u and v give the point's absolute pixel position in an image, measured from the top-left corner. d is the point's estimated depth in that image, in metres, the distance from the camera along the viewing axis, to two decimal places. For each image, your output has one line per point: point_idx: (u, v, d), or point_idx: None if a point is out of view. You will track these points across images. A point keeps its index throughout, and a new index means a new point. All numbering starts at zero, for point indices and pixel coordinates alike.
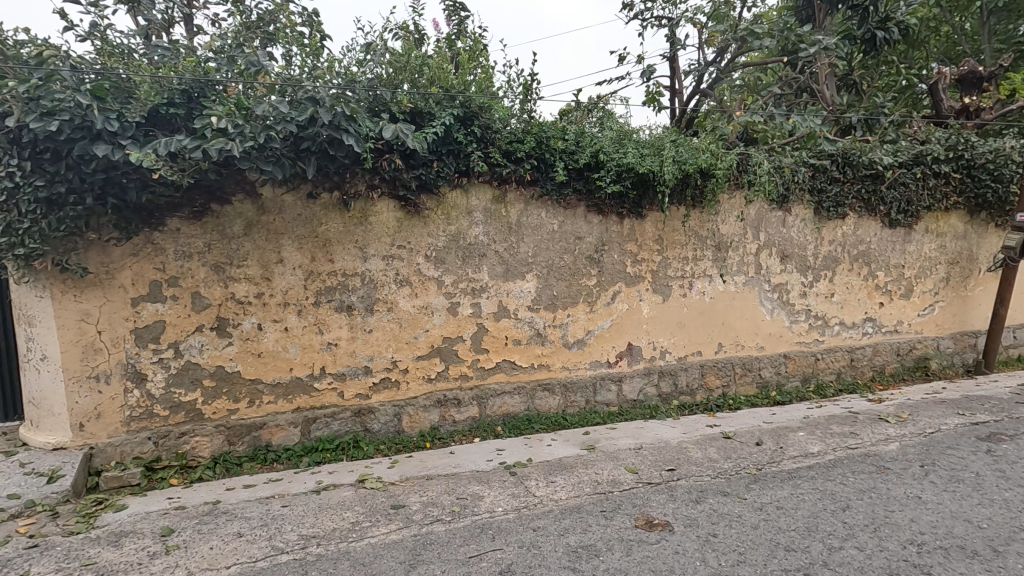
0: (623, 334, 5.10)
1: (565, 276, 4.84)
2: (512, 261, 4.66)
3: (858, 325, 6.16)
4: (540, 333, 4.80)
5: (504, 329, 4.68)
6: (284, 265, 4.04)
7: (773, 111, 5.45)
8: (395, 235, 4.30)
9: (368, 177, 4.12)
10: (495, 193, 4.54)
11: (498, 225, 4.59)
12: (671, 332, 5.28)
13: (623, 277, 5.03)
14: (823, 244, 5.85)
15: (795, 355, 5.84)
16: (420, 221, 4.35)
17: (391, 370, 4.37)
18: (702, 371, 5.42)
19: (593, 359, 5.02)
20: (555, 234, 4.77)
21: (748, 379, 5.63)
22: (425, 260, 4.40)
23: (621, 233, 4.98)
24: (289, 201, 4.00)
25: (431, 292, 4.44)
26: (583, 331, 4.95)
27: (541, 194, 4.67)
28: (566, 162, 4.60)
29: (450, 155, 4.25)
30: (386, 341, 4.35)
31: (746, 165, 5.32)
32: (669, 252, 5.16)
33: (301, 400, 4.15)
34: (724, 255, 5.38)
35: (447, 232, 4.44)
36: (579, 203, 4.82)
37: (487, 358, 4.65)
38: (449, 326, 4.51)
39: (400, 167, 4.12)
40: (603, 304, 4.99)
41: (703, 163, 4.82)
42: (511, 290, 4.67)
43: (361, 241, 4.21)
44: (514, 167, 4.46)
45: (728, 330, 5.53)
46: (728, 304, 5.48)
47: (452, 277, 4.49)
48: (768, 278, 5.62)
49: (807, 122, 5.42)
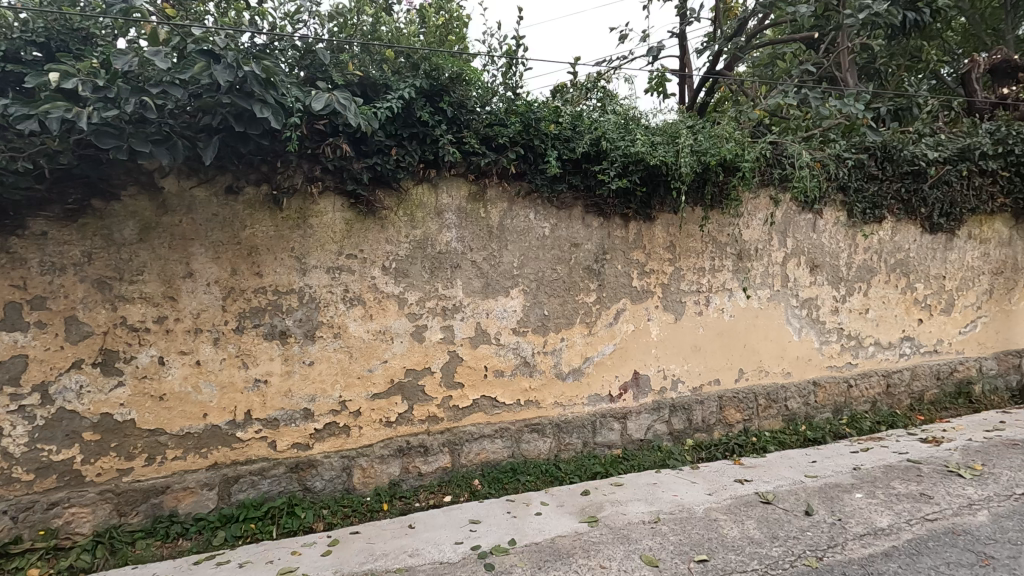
0: (628, 361, 4.22)
1: (559, 292, 3.95)
2: (492, 273, 3.76)
3: (894, 345, 5.34)
4: (528, 363, 3.92)
5: (483, 357, 3.78)
6: (195, 280, 3.11)
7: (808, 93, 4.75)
8: (344, 242, 3.38)
9: (307, 166, 3.21)
10: (472, 189, 3.65)
11: (476, 229, 3.69)
12: (685, 358, 4.42)
13: (628, 292, 4.15)
14: (857, 251, 5.03)
15: (826, 382, 5.00)
16: (376, 223, 3.44)
17: (338, 412, 3.45)
18: (721, 404, 4.56)
19: (593, 393, 4.14)
20: (546, 240, 3.89)
21: (774, 411, 4.78)
22: (382, 273, 3.49)
23: (626, 240, 4.11)
24: (200, 197, 3.08)
25: (391, 313, 3.53)
26: (579, 358, 4.06)
27: (528, 190, 3.78)
28: (560, 152, 3.72)
29: (413, 140, 3.35)
30: (333, 376, 3.43)
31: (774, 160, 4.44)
32: (683, 262, 4.30)
33: (218, 455, 3.22)
34: (747, 264, 4.54)
35: (410, 237, 3.54)
36: (576, 202, 3.93)
37: (462, 395, 3.74)
38: (414, 356, 3.60)
39: (348, 154, 3.23)
40: (605, 326, 4.11)
41: (728, 155, 3.94)
42: (492, 310, 3.78)
43: (298, 249, 3.29)
44: (494, 157, 3.56)
45: (750, 354, 4.68)
46: (750, 324, 4.63)
47: (417, 294, 3.58)
48: (796, 293, 4.79)
49: (845, 108, 4.65)
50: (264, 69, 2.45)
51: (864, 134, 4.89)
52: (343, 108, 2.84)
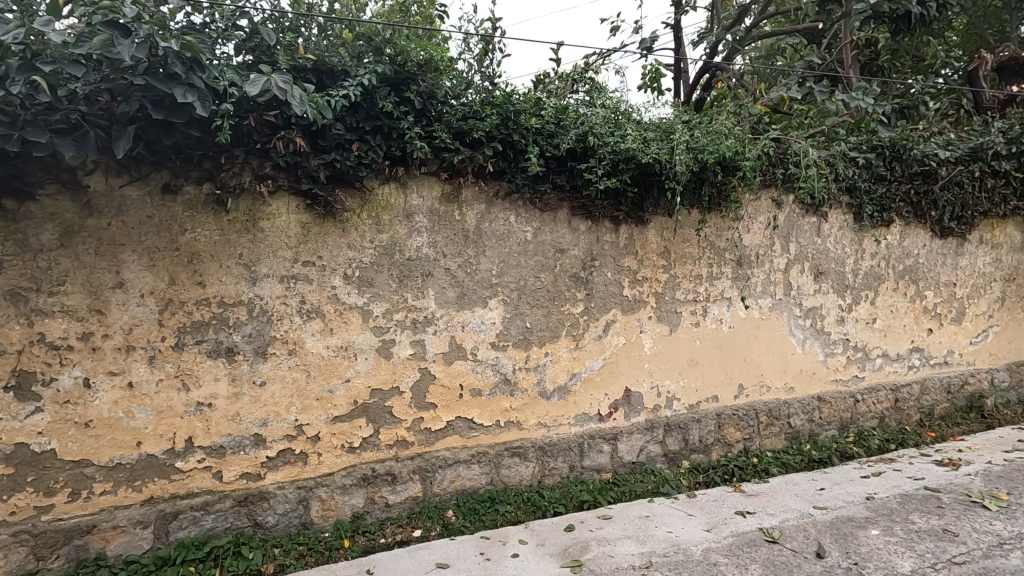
0: (618, 377, 3.87)
1: (542, 302, 3.61)
2: (468, 282, 3.41)
3: (903, 357, 5.02)
4: (509, 380, 3.56)
5: (459, 375, 3.43)
6: (127, 291, 2.74)
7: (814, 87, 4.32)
8: (300, 247, 3.03)
9: (256, 162, 2.86)
10: (446, 189, 3.29)
11: (449, 233, 3.34)
12: (681, 373, 4.08)
13: (619, 302, 3.81)
14: (863, 257, 4.71)
15: (831, 397, 4.67)
16: (337, 227, 3.09)
17: (295, 438, 3.09)
18: (720, 423, 4.22)
19: (581, 413, 3.79)
20: (528, 246, 3.54)
21: (776, 429, 4.44)
22: (344, 282, 3.13)
23: (616, 246, 3.77)
24: (133, 198, 2.71)
25: (354, 327, 3.17)
26: (565, 374, 3.72)
27: (509, 191, 3.43)
28: (543, 148, 3.37)
29: (376, 133, 3.00)
30: (287, 397, 3.06)
31: (777, 160, 4.11)
32: (677, 269, 3.96)
33: (155, 488, 2.85)
34: (746, 271, 4.21)
35: (376, 242, 3.18)
36: (561, 204, 3.59)
37: (434, 417, 3.38)
38: (381, 374, 3.25)
39: (302, 149, 2.88)
40: (593, 339, 3.77)
41: (728, 153, 3.59)
42: (467, 322, 3.43)
43: (247, 256, 2.93)
44: (469, 153, 3.21)
45: (751, 368, 4.34)
46: (751, 336, 4.31)
47: (383, 305, 3.23)
48: (799, 301, 4.46)
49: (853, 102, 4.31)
50: (185, 45, 2.15)
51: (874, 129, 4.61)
52: (283, 94, 2.52)
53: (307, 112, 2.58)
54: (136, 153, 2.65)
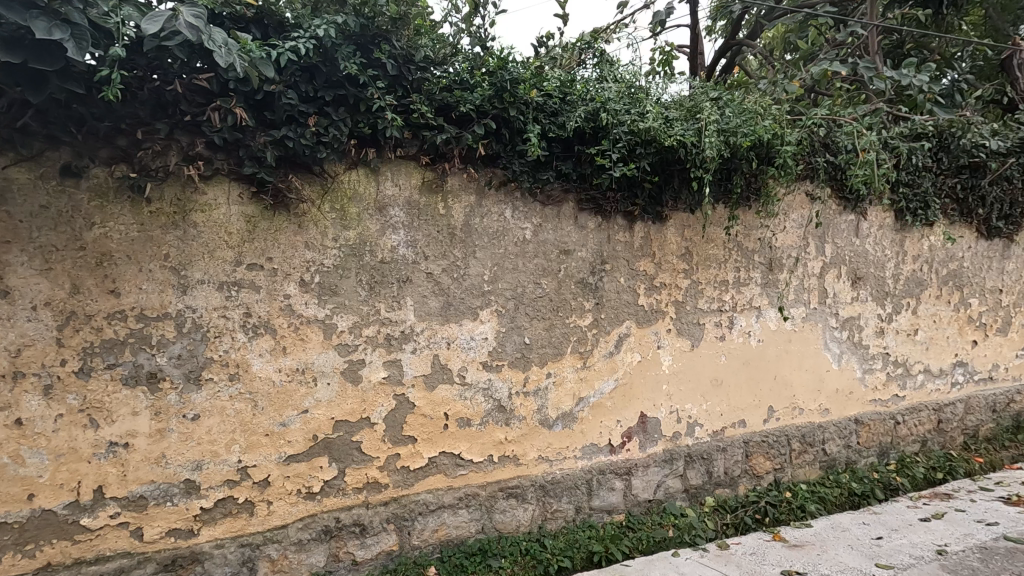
0: (633, 400, 3.30)
1: (544, 313, 3.02)
2: (455, 290, 2.83)
3: (946, 373, 4.47)
4: (504, 408, 2.98)
5: (443, 402, 2.84)
6: (13, 301, 2.12)
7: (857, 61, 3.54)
8: (243, 246, 2.43)
9: (185, 139, 2.27)
10: (428, 176, 2.71)
11: (432, 230, 2.75)
12: (704, 395, 3.51)
13: (633, 313, 3.24)
14: (905, 261, 4.17)
15: (870, 419, 4.11)
16: (291, 222, 2.50)
17: (238, 484, 2.49)
18: (747, 451, 3.65)
19: (589, 444, 3.20)
20: (527, 247, 2.96)
21: (810, 458, 3.88)
22: (300, 290, 2.54)
23: (631, 247, 3.20)
24: (21, 181, 2.11)
25: (313, 346, 2.58)
26: (571, 399, 3.13)
27: (503, 180, 2.85)
28: (545, 128, 2.80)
29: (338, 105, 2.42)
30: (228, 434, 2.46)
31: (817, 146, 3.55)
32: (700, 274, 3.40)
33: (54, 553, 2.22)
34: (778, 277, 3.66)
35: (340, 241, 2.59)
36: (566, 196, 3.01)
37: (413, 453, 2.79)
38: (347, 403, 2.65)
39: (244, 122, 2.29)
40: (603, 357, 3.19)
41: (766, 135, 2.99)
42: (454, 339, 2.84)
43: (174, 257, 2.33)
44: (455, 133, 2.64)
45: (782, 389, 3.77)
46: (782, 351, 3.74)
47: (350, 318, 2.63)
48: (835, 311, 3.91)
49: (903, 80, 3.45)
50: None
51: (931, 111, 4.05)
52: (196, 34, 1.99)
53: (235, 61, 2.06)
54: (22, 124, 2.05)
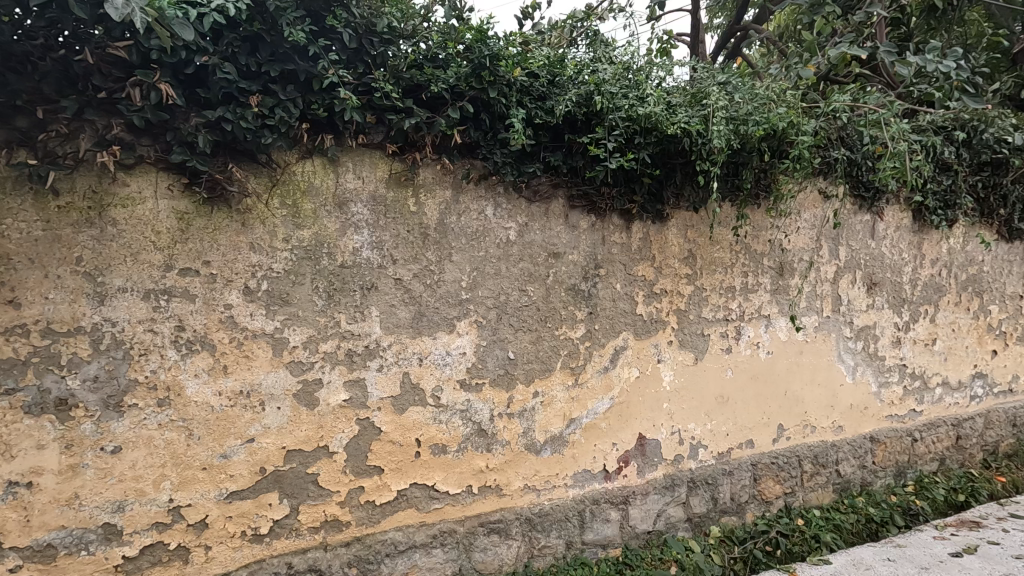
0: (630, 421, 2.96)
1: (531, 324, 2.67)
2: (428, 299, 2.47)
3: (965, 385, 4.16)
4: (485, 432, 2.62)
5: (414, 427, 2.48)
6: None
7: (880, 43, 3.14)
8: (175, 249, 2.07)
9: (99, 120, 1.90)
10: (396, 168, 2.36)
11: (401, 230, 2.40)
12: (708, 414, 3.18)
13: (631, 323, 2.90)
14: (922, 265, 3.85)
15: (886, 437, 3.79)
16: (233, 219, 2.14)
17: (169, 527, 2.12)
18: (756, 475, 3.31)
19: (582, 471, 2.85)
20: (511, 249, 2.61)
21: (822, 480, 3.55)
22: (245, 299, 2.17)
23: (628, 249, 2.85)
24: None
25: (260, 364, 2.22)
26: (561, 421, 2.78)
27: (483, 173, 2.50)
28: (531, 113, 2.45)
29: (287, 82, 2.08)
30: (157, 468, 2.09)
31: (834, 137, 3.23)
32: (705, 280, 3.07)
33: None
34: (788, 283, 3.33)
35: (293, 242, 2.23)
36: (556, 192, 2.67)
37: (379, 486, 2.43)
38: (301, 430, 2.29)
39: (171, 100, 1.93)
40: (597, 373, 2.85)
41: (781, 124, 2.65)
42: (427, 355, 2.48)
43: (88, 261, 1.96)
44: (426, 117, 2.29)
45: (792, 405, 3.45)
46: (793, 364, 3.42)
47: (304, 332, 2.27)
48: (850, 320, 3.59)
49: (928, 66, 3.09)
50: None
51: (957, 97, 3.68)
52: None
53: (133, 14, 1.67)
54: None
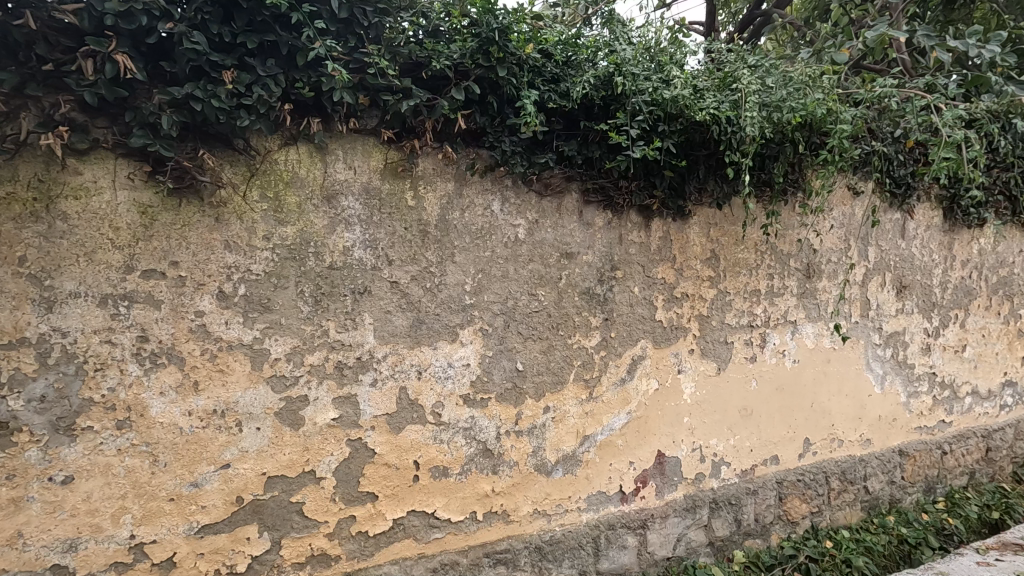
0: (649, 437, 2.70)
1: (542, 332, 2.42)
2: (428, 304, 2.21)
3: (995, 395, 3.93)
4: (490, 452, 2.36)
5: (412, 448, 2.21)
6: None
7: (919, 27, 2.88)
8: (138, 247, 1.79)
9: (45, 96, 1.63)
10: (392, 157, 2.09)
11: (397, 227, 2.13)
12: (732, 429, 2.93)
13: (650, 330, 2.64)
14: (953, 267, 3.62)
15: (915, 450, 3.56)
16: (205, 214, 1.86)
17: (130, 567, 1.85)
18: (781, 494, 3.06)
19: (596, 492, 2.59)
20: (520, 248, 2.35)
21: (850, 498, 3.30)
22: (219, 306, 1.90)
23: (647, 250, 2.60)
24: None
25: (237, 380, 1.94)
26: (574, 438, 2.53)
27: (490, 164, 2.24)
28: (544, 96, 2.18)
29: (266, 56, 1.81)
30: (115, 501, 1.81)
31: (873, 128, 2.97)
32: (728, 282, 2.82)
33: None
34: (816, 286, 3.09)
35: (275, 241, 1.97)
36: (569, 185, 2.41)
37: (373, 515, 2.16)
38: (284, 454, 2.02)
39: (130, 74, 1.66)
40: (613, 385, 2.59)
41: (818, 110, 2.40)
42: (427, 368, 2.22)
43: (33, 261, 1.68)
44: (427, 98, 2.03)
45: (819, 418, 3.20)
46: (819, 374, 3.17)
47: (287, 343, 2.00)
48: (879, 326, 3.35)
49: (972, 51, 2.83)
50: None
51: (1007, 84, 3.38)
52: None
53: None
54: None
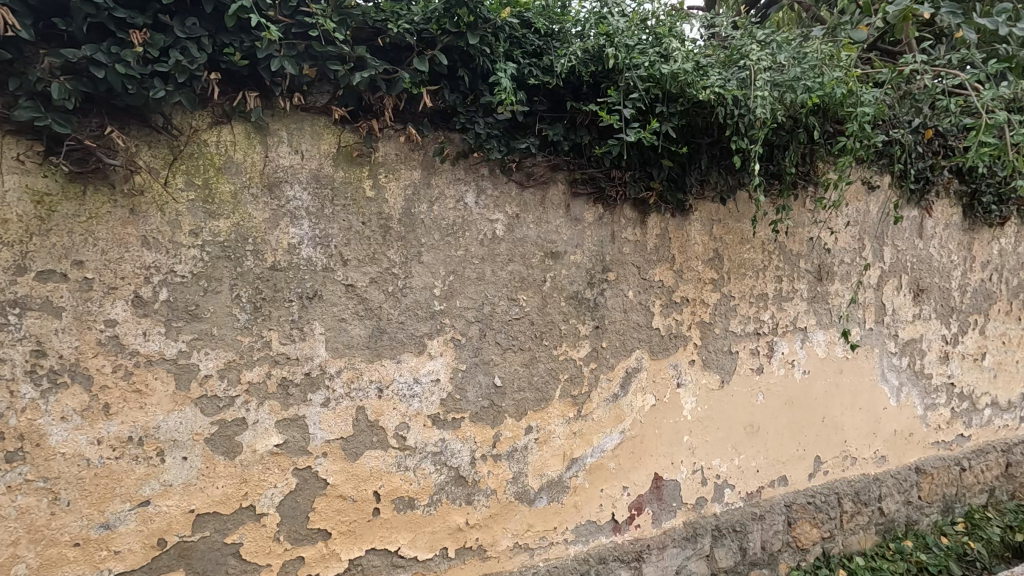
0: (645, 459, 2.41)
1: (523, 343, 2.12)
2: (390, 312, 1.91)
3: (1015, 406, 3.66)
4: (464, 480, 2.06)
5: (372, 478, 1.92)
6: None
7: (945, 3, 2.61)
8: (31, 244, 1.49)
9: None
10: (347, 140, 1.80)
11: (353, 221, 1.84)
12: (736, 448, 2.64)
13: (646, 339, 2.36)
14: (973, 268, 3.34)
15: (933, 468, 3.28)
16: (118, 205, 1.57)
17: None
18: (790, 518, 2.78)
19: (585, 522, 2.30)
20: (498, 247, 2.06)
21: (864, 521, 3.02)
22: (135, 315, 1.60)
23: (643, 249, 2.31)
24: None
25: (158, 402, 1.64)
26: (560, 462, 2.23)
27: (462, 150, 1.96)
28: (524, 71, 1.90)
29: (187, 16, 1.52)
30: (5, 549, 1.50)
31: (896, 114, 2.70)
32: (733, 285, 2.53)
33: None
34: (828, 289, 2.81)
35: (205, 236, 1.67)
36: (554, 174, 2.12)
37: (325, 556, 1.87)
38: (217, 487, 1.72)
39: (12, 32, 1.35)
40: (605, 402, 2.30)
41: (836, 90, 2.13)
42: (389, 385, 1.92)
43: None
44: (385, 70, 1.74)
45: (830, 434, 2.92)
46: (831, 386, 2.89)
47: (220, 357, 1.70)
48: (895, 333, 3.07)
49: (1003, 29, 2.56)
50: None
51: None
52: None
53: None
54: None
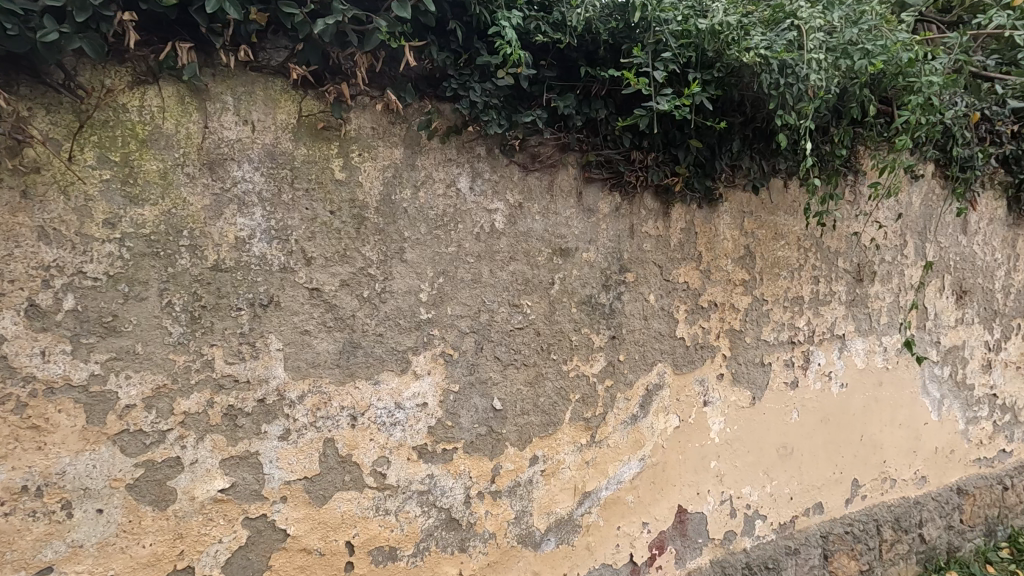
0: (668, 490, 2.07)
1: (527, 358, 1.78)
2: (365, 322, 1.55)
3: None
4: (457, 524, 1.71)
5: (343, 526, 1.56)
6: None
7: None
8: None
9: None
10: (310, 109, 1.45)
11: (318, 210, 1.48)
12: (768, 473, 2.31)
13: (669, 351, 2.02)
14: (1016, 268, 3.04)
15: (975, 488, 2.97)
16: (5, 186, 1.21)
17: None
18: (827, 551, 2.45)
19: (599, 567, 1.96)
20: (497, 242, 1.71)
21: (905, 550, 2.70)
22: (31, 329, 1.24)
23: (666, 245, 1.97)
24: None
25: (62, 441, 1.27)
26: (571, 497, 1.89)
27: (453, 124, 1.61)
28: (530, 25, 1.55)
29: None
30: None
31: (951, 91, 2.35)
32: (766, 287, 2.20)
33: None
34: (868, 291, 2.48)
35: (125, 227, 1.30)
36: (563, 155, 1.77)
37: None
38: (145, 545, 1.36)
39: None
40: (622, 425, 1.96)
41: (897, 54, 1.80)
42: (365, 412, 1.57)
43: None
44: (357, 16, 1.38)
45: (869, 454, 2.60)
46: (870, 400, 2.57)
47: (146, 382, 1.34)
48: (937, 340, 2.76)
49: None
50: None
51: None
52: None
53: None
54: None
